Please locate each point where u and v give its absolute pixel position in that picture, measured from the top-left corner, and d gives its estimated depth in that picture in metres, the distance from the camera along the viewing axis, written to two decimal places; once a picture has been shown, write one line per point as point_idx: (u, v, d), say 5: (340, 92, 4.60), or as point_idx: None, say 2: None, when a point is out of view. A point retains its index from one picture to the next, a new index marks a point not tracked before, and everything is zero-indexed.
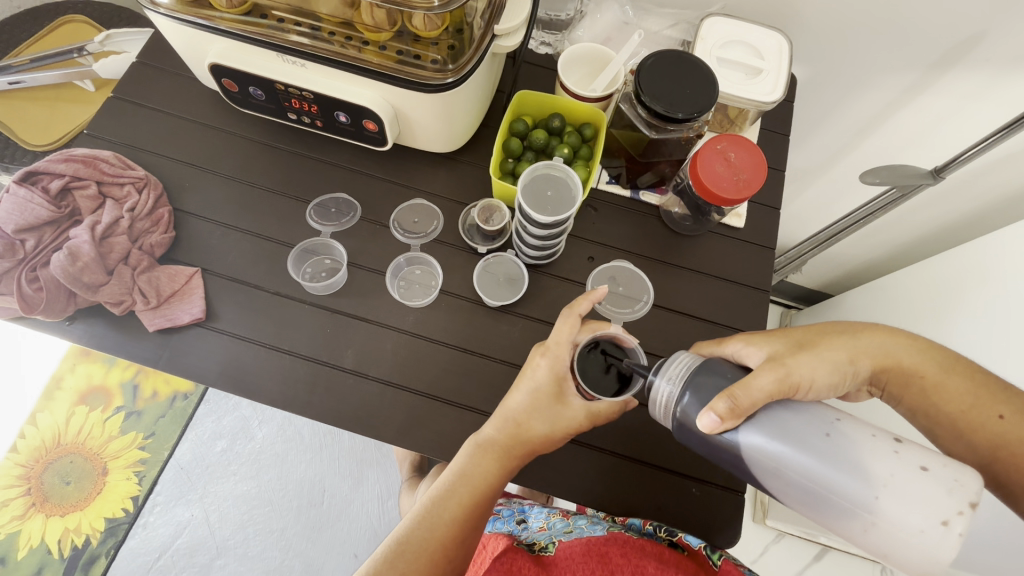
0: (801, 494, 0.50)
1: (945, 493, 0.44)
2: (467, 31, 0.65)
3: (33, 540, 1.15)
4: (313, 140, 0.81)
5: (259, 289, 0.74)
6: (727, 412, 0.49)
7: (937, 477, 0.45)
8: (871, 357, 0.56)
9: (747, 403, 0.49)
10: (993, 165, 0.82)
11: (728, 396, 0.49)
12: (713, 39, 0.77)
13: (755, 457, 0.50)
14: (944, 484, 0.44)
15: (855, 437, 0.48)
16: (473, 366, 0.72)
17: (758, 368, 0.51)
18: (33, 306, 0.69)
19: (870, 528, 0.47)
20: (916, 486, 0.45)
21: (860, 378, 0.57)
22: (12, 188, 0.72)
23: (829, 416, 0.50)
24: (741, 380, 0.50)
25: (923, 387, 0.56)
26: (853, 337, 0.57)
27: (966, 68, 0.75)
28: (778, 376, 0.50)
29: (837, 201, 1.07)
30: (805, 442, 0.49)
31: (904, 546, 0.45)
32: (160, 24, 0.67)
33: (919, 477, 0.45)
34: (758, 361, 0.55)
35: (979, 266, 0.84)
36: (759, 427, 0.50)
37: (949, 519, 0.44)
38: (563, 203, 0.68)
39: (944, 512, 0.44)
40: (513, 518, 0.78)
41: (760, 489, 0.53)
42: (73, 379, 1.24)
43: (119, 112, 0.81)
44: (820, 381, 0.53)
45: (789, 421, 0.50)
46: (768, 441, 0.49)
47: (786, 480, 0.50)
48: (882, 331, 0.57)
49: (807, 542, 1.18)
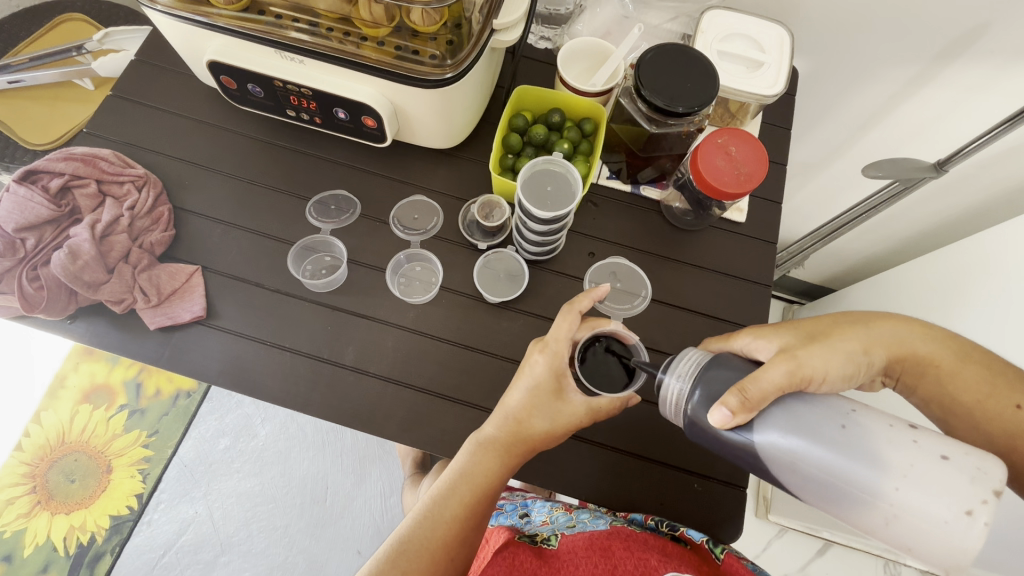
0: (818, 489, 0.49)
1: (968, 482, 0.43)
2: (466, 27, 0.64)
3: (39, 537, 1.15)
4: (312, 137, 0.81)
5: (259, 287, 0.74)
6: (738, 406, 0.48)
7: (958, 465, 0.44)
8: (885, 346, 0.56)
9: (757, 396, 0.49)
10: (996, 158, 0.81)
11: (739, 390, 0.49)
12: (713, 32, 0.76)
13: (771, 454, 0.50)
14: (967, 473, 0.44)
15: (873, 427, 0.48)
16: (473, 362, 0.72)
17: (769, 361, 0.51)
18: (34, 305, 0.69)
19: (892, 520, 0.46)
20: (937, 475, 0.44)
21: (875, 368, 0.57)
22: (13, 186, 0.72)
23: (844, 407, 0.49)
24: (752, 373, 0.50)
25: (938, 377, 0.57)
26: (866, 327, 0.57)
27: (970, 60, 0.74)
28: (789, 369, 0.50)
29: (839, 195, 1.07)
30: (820, 434, 0.48)
31: (929, 539, 0.44)
32: (157, 21, 0.67)
33: (940, 466, 0.44)
34: (769, 355, 0.55)
35: (983, 260, 0.83)
36: (772, 422, 0.50)
37: (973, 509, 0.43)
38: (563, 197, 0.68)
39: (967, 501, 0.43)
40: (516, 512, 0.79)
41: (777, 486, 0.52)
42: (77, 378, 1.25)
43: (119, 109, 0.80)
44: (834, 373, 0.53)
45: (802, 415, 0.49)
46: (782, 437, 0.49)
47: (801, 475, 0.49)
48: (895, 320, 0.58)
49: (810, 537, 1.18)
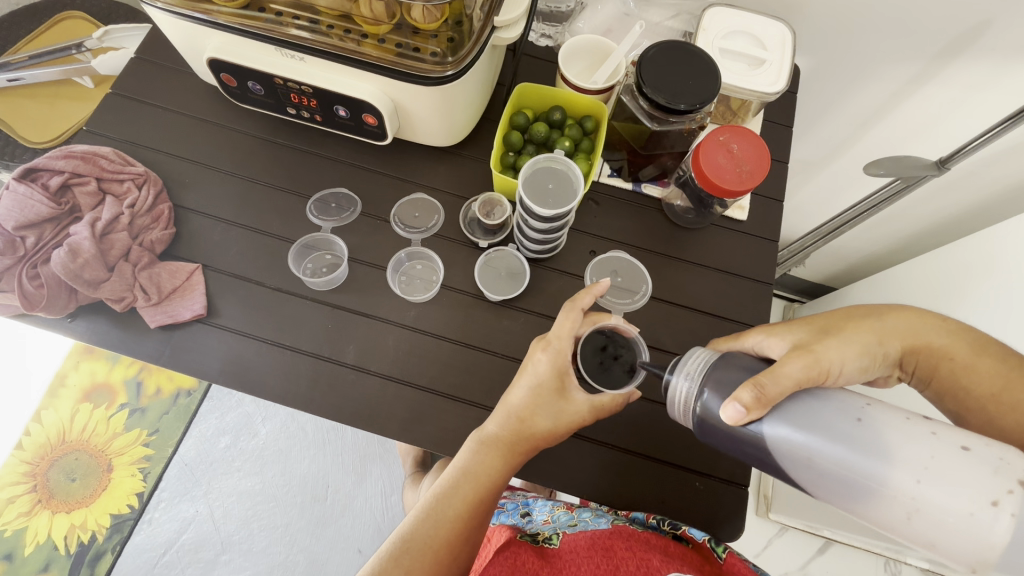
0: (835, 485, 0.49)
1: (990, 473, 0.43)
2: (467, 24, 0.64)
3: (40, 536, 1.15)
4: (312, 135, 0.81)
5: (259, 285, 0.74)
6: (753, 401, 0.48)
7: (979, 456, 0.44)
8: (900, 337, 0.56)
9: (774, 392, 0.48)
10: (998, 157, 0.81)
11: (755, 385, 0.49)
12: (715, 29, 0.76)
13: (785, 450, 0.50)
14: (988, 464, 0.43)
15: (889, 421, 0.47)
16: (475, 361, 0.72)
17: (786, 357, 0.51)
18: (34, 303, 0.68)
19: (914, 515, 0.45)
20: (959, 467, 0.44)
21: (889, 360, 0.57)
22: (12, 185, 0.72)
23: (857, 402, 0.49)
24: (768, 369, 0.50)
25: (952, 369, 0.56)
26: (880, 319, 0.57)
27: (972, 58, 0.74)
28: (806, 364, 0.50)
29: (839, 193, 1.07)
30: (835, 429, 0.48)
31: (954, 533, 0.43)
32: (156, 17, 0.67)
33: (960, 457, 0.44)
34: (781, 352, 0.55)
35: (985, 258, 0.83)
36: (784, 418, 0.50)
37: (998, 500, 0.42)
38: (563, 194, 0.67)
39: (992, 492, 0.42)
40: (518, 511, 0.79)
41: (792, 485, 0.52)
42: (77, 377, 1.25)
43: (117, 107, 0.80)
44: (850, 366, 0.53)
45: (815, 410, 0.49)
46: (793, 432, 0.49)
47: (817, 471, 0.49)
48: (908, 313, 0.58)
49: (810, 536, 1.18)
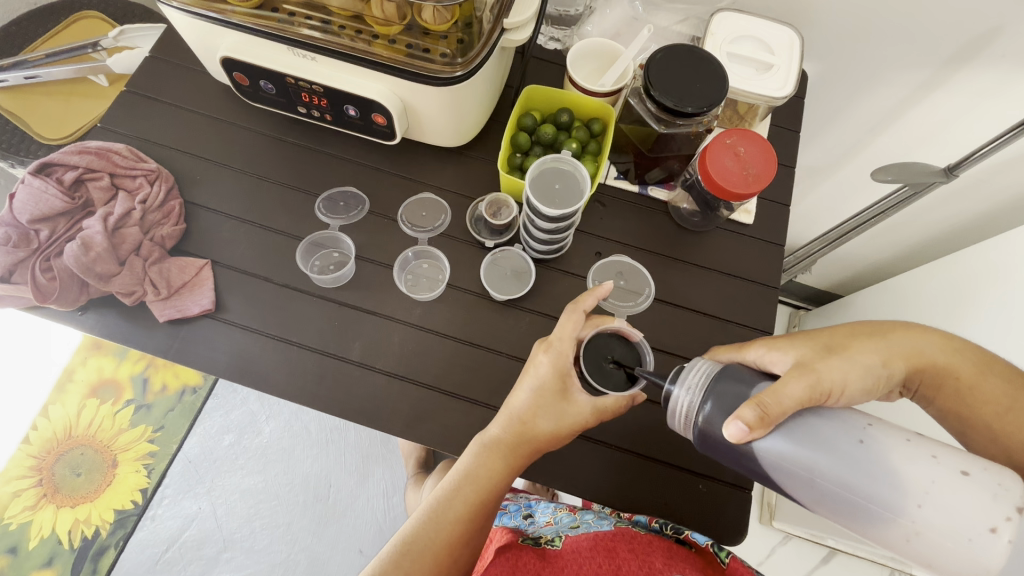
0: (836, 504, 0.49)
1: (990, 499, 0.43)
2: (476, 26, 0.65)
3: (44, 530, 1.16)
4: (322, 134, 0.82)
5: (267, 281, 0.74)
6: (756, 420, 0.47)
7: (979, 481, 0.44)
8: (904, 357, 0.56)
9: (775, 411, 0.48)
10: (1006, 165, 0.81)
11: (757, 404, 0.48)
12: (723, 34, 0.76)
13: (787, 468, 0.50)
14: (989, 490, 0.43)
15: (891, 442, 0.48)
16: (480, 360, 0.72)
17: (787, 375, 0.50)
18: (46, 296, 0.69)
19: (913, 537, 0.46)
20: (958, 492, 0.44)
21: (895, 380, 0.56)
22: (28, 179, 0.73)
23: (860, 422, 0.49)
24: (770, 388, 0.49)
25: (958, 388, 0.56)
26: (884, 338, 0.56)
27: (983, 64, 0.73)
28: (808, 383, 0.50)
29: (846, 200, 1.07)
30: (837, 449, 0.48)
31: (952, 556, 0.44)
32: (172, 17, 0.68)
33: (961, 482, 0.44)
34: (784, 367, 0.55)
35: (993, 266, 0.82)
36: (784, 430, 0.49)
37: (997, 526, 0.42)
38: (570, 196, 0.68)
39: (991, 519, 0.43)
40: (519, 513, 0.80)
41: (791, 499, 0.52)
42: (84, 373, 1.26)
43: (130, 104, 0.81)
44: (853, 386, 0.52)
45: (818, 429, 0.49)
46: (798, 451, 0.49)
47: (819, 490, 0.49)
48: (912, 331, 0.57)
49: (814, 545, 1.17)
